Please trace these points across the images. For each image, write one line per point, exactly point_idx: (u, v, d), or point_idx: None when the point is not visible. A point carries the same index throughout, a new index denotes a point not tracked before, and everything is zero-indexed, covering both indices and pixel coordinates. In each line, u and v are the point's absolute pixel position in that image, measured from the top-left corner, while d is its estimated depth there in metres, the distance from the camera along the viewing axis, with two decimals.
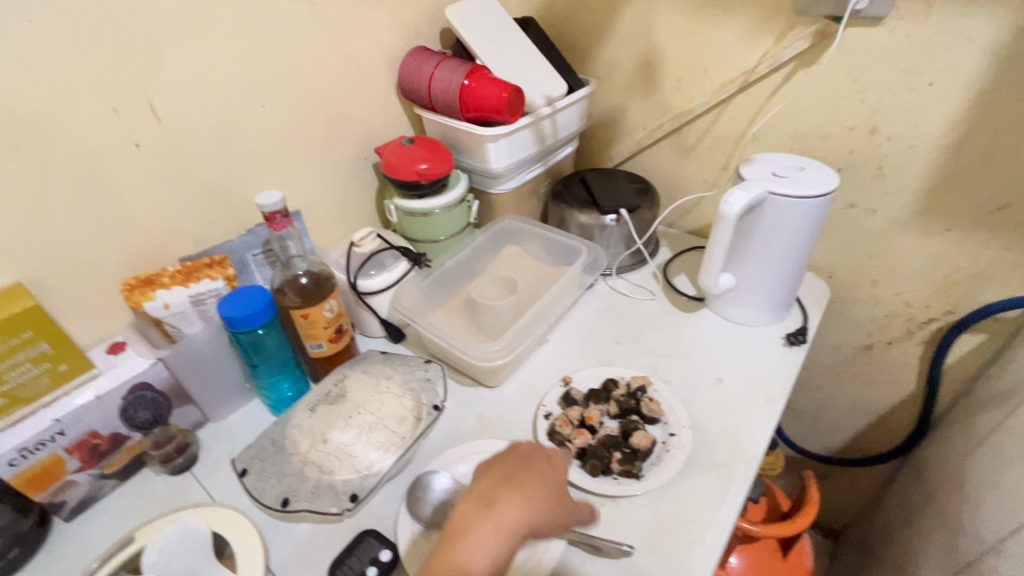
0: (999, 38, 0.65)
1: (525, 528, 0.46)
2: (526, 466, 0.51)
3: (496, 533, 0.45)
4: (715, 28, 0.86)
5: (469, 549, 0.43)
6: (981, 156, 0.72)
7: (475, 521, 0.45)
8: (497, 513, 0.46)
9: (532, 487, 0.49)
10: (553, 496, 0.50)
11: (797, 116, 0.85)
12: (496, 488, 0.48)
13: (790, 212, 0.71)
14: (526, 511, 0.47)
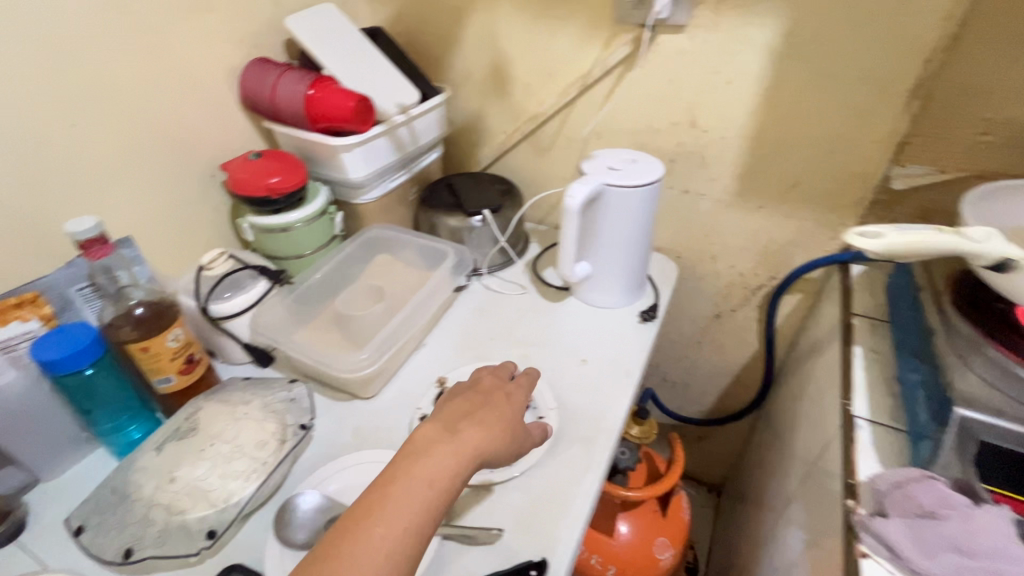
0: (771, 41, 0.77)
1: (481, 452, 0.52)
2: (487, 402, 0.58)
3: (456, 455, 0.50)
4: (551, 36, 0.93)
5: (429, 466, 0.49)
6: (775, 141, 0.85)
7: (435, 445, 0.50)
8: (459, 437, 0.52)
9: (488, 419, 0.55)
10: (508, 427, 0.56)
11: (631, 114, 0.94)
12: (458, 419, 0.54)
13: (626, 202, 0.79)
14: (483, 438, 0.53)
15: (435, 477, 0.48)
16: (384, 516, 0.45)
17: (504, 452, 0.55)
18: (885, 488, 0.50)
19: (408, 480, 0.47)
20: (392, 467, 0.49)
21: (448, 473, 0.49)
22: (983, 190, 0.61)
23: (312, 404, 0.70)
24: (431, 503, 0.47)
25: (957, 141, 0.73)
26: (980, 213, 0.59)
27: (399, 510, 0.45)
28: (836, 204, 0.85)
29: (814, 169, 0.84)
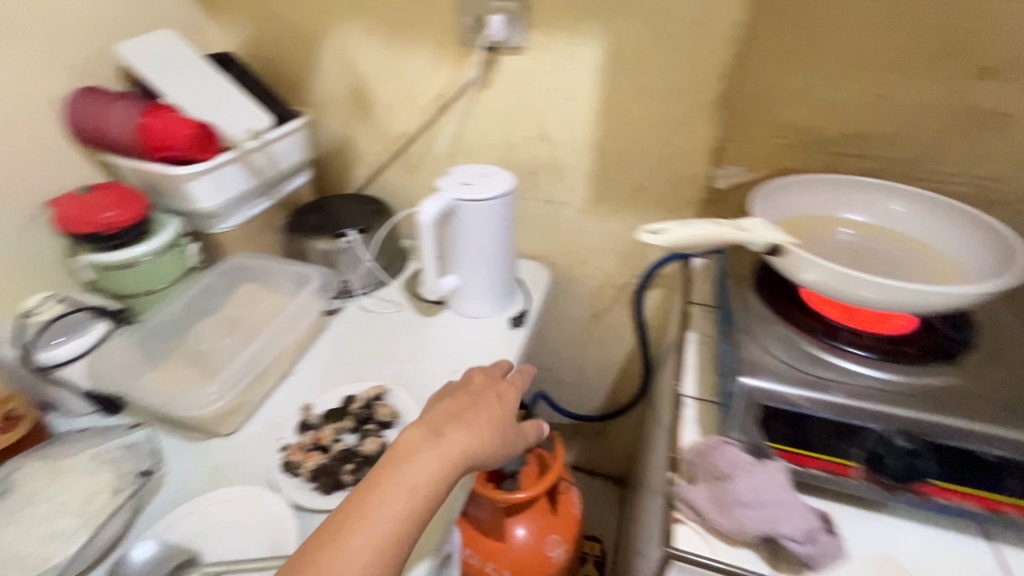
0: (600, 60, 0.84)
1: (469, 453, 0.55)
2: (477, 405, 0.61)
3: (441, 457, 0.53)
4: (405, 58, 0.95)
5: (413, 473, 0.51)
6: (617, 150, 0.92)
7: (421, 448, 0.53)
8: (444, 441, 0.54)
9: (475, 421, 0.58)
10: (497, 428, 0.59)
11: (489, 131, 0.98)
12: (444, 423, 0.57)
13: (478, 215, 0.82)
14: (470, 441, 0.55)
15: (418, 485, 0.50)
16: (364, 529, 0.47)
17: (494, 452, 0.57)
18: (693, 457, 0.55)
19: (390, 489, 0.49)
20: (375, 475, 0.51)
21: (432, 476, 0.51)
22: (773, 184, 0.69)
23: (155, 448, 0.67)
24: (411, 510, 0.49)
25: (760, 144, 0.82)
26: (770, 204, 0.67)
27: (381, 520, 0.47)
28: (676, 205, 0.93)
29: (653, 174, 0.92)
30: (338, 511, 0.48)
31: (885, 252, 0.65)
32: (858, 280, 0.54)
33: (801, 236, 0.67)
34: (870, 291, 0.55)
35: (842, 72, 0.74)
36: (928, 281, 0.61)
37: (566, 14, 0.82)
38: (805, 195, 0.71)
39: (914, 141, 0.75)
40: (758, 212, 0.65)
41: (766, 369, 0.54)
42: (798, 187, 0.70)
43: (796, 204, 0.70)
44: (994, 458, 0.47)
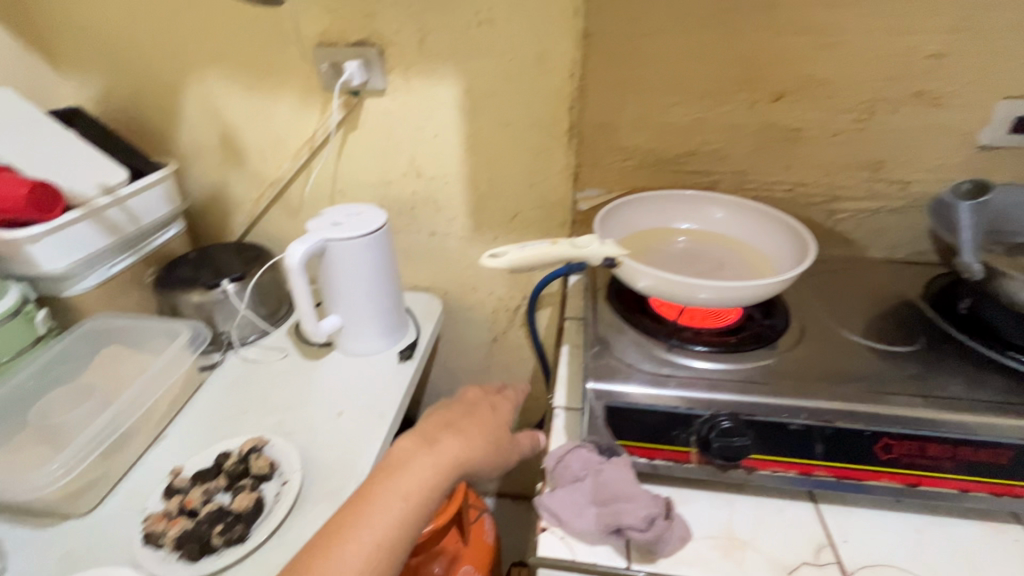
0: (458, 99, 0.89)
1: (460, 459, 0.61)
2: (471, 415, 0.67)
3: (433, 462, 0.59)
4: (270, 104, 0.95)
5: (406, 480, 0.57)
6: (488, 180, 0.96)
7: (415, 455, 0.59)
8: (438, 448, 0.60)
9: (469, 429, 0.64)
10: (488, 436, 0.65)
11: (364, 170, 1.00)
12: (438, 432, 0.63)
13: (350, 253, 0.83)
14: (461, 448, 0.62)
15: (410, 492, 0.56)
16: (360, 532, 0.53)
17: (486, 458, 0.63)
18: (553, 464, 0.57)
19: (387, 494, 0.56)
20: (373, 481, 0.57)
21: (423, 481, 0.57)
22: (616, 205, 0.76)
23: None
24: (402, 516, 0.55)
25: (610, 167, 0.90)
26: (611, 225, 0.74)
27: (377, 522, 0.54)
28: (549, 227, 0.99)
29: (523, 201, 0.97)
30: (338, 515, 0.55)
31: (712, 254, 0.74)
32: (688, 285, 0.60)
33: (641, 250, 0.74)
34: (703, 294, 0.60)
35: (667, 101, 0.83)
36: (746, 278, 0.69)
37: (420, 58, 0.86)
38: (643, 211, 0.78)
39: (735, 157, 0.85)
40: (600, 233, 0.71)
41: (613, 375, 0.58)
42: (637, 205, 0.78)
43: (635, 219, 0.78)
44: (799, 426, 0.53)
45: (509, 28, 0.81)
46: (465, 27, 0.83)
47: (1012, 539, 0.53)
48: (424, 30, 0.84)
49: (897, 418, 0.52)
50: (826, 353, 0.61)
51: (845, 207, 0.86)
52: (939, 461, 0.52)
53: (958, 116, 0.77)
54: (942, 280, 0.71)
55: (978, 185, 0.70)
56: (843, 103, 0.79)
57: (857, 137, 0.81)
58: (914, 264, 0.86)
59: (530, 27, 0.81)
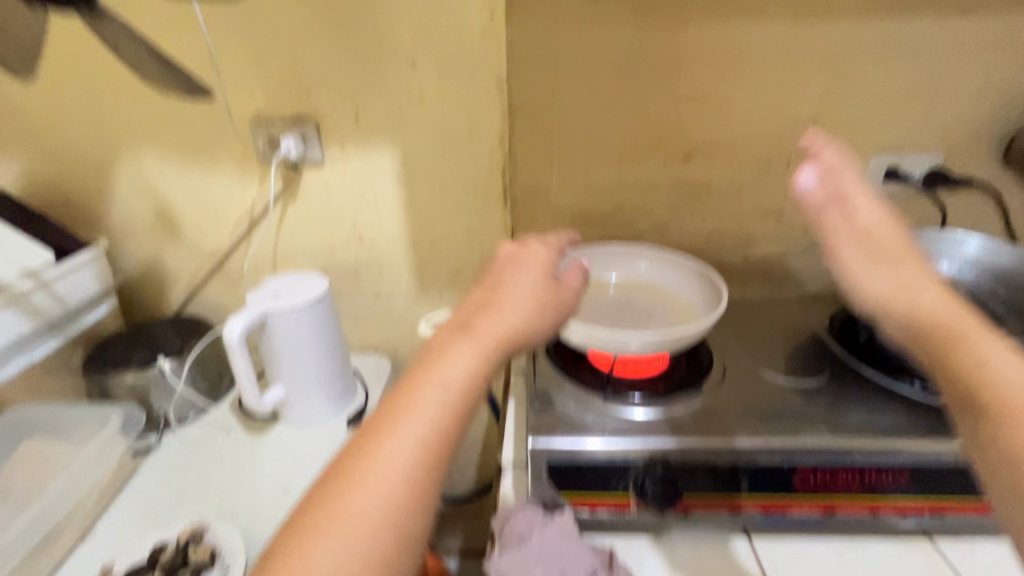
0: (395, 166, 0.93)
1: (502, 335, 0.52)
2: (502, 287, 0.57)
3: (474, 347, 0.50)
4: (207, 178, 0.96)
5: (446, 369, 0.48)
6: (429, 241, 0.99)
7: (451, 344, 0.50)
8: (474, 332, 0.52)
9: (506, 304, 0.55)
10: (529, 306, 0.55)
11: (305, 238, 1.01)
12: (472, 316, 0.54)
13: (294, 322, 0.83)
14: (498, 328, 0.52)
15: (452, 381, 0.47)
16: (403, 428, 0.45)
17: (531, 328, 0.55)
18: (500, 524, 0.58)
19: (427, 386, 0.47)
20: (408, 377, 0.48)
21: (467, 368, 0.49)
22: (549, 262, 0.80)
23: None
24: (450, 406, 0.46)
25: (544, 224, 0.96)
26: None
27: (419, 417, 0.45)
28: None
29: (465, 259, 1.00)
30: (375, 413, 0.46)
31: (638, 304, 0.79)
32: (620, 338, 0.65)
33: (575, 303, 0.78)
34: (634, 344, 0.65)
35: (590, 162, 0.90)
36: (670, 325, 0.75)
37: (356, 131, 0.90)
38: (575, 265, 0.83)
39: (656, 211, 0.93)
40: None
41: (554, 429, 0.61)
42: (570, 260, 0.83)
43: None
44: (725, 465, 0.57)
45: (439, 102, 0.87)
46: (397, 102, 0.87)
47: (920, 554, 0.58)
48: (359, 105, 0.88)
49: (810, 449, 0.57)
50: (747, 392, 0.67)
51: (758, 249, 0.95)
52: (848, 486, 0.57)
53: None
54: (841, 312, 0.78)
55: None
56: (743, 160, 0.88)
57: (759, 188, 0.90)
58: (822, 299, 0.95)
59: (460, 100, 0.86)
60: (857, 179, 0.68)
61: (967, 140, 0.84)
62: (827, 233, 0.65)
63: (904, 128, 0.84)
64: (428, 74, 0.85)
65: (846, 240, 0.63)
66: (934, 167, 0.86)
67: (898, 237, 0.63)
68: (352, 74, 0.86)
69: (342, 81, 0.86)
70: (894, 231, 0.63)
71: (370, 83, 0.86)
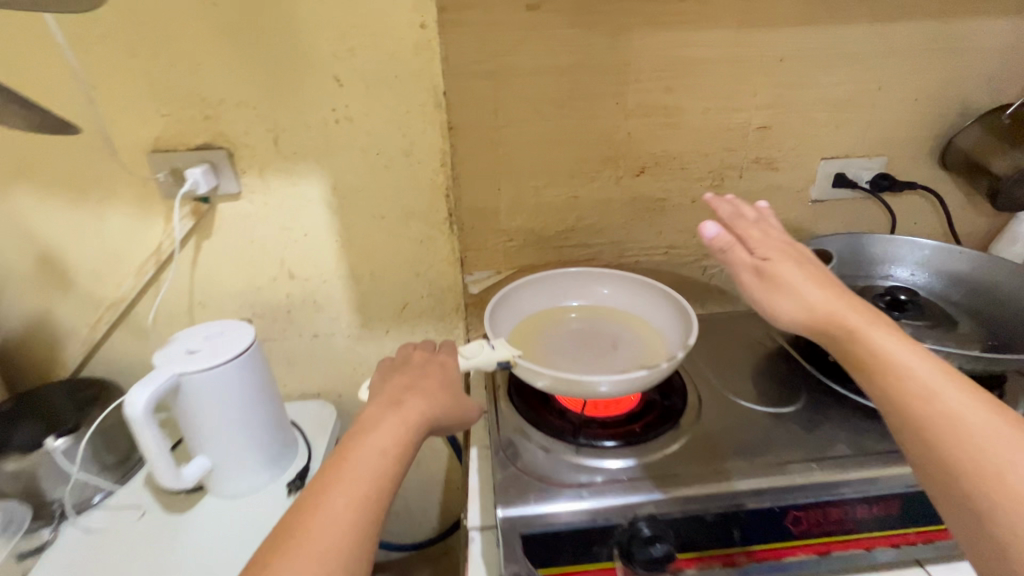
0: (324, 195, 0.83)
1: (426, 413, 0.56)
2: (426, 371, 0.62)
3: (401, 422, 0.54)
4: (100, 218, 0.82)
5: (377, 440, 0.51)
6: (370, 275, 0.90)
7: (381, 418, 0.54)
8: (403, 407, 0.56)
9: (428, 385, 0.59)
10: (449, 390, 0.60)
11: (226, 278, 0.89)
12: (402, 393, 0.58)
13: (213, 384, 0.71)
14: (424, 401, 0.57)
15: (383, 449, 0.51)
16: (339, 492, 0.47)
17: (450, 410, 0.59)
18: None
19: (361, 453, 0.50)
20: (343, 448, 0.51)
21: (395, 440, 0.52)
22: (502, 295, 0.73)
23: None
24: (380, 475, 0.49)
25: (495, 249, 0.89)
26: (500, 319, 0.72)
27: (354, 482, 0.48)
28: (442, 314, 0.94)
29: (411, 291, 0.92)
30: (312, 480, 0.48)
31: (603, 333, 0.73)
32: (587, 381, 0.59)
33: (533, 338, 0.72)
34: (603, 386, 0.59)
35: (539, 182, 0.84)
36: (638, 356, 0.69)
37: (276, 158, 0.80)
38: (532, 295, 0.77)
39: (611, 228, 0.88)
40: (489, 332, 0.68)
41: (525, 492, 0.55)
42: (525, 290, 0.76)
43: (525, 305, 0.76)
44: (715, 516, 0.52)
45: (369, 123, 0.77)
46: (321, 123, 0.77)
47: None
48: (276, 129, 0.77)
49: (799, 487, 0.53)
50: (725, 425, 0.62)
51: (715, 262, 0.93)
52: (842, 522, 0.53)
53: (791, 175, 0.86)
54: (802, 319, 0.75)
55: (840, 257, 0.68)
56: (696, 172, 0.85)
57: (713, 200, 0.87)
58: None
59: (392, 120, 0.77)
60: (737, 211, 0.62)
61: (909, 144, 0.85)
62: (730, 267, 0.56)
63: (851, 134, 0.84)
64: (354, 91, 0.75)
65: (750, 271, 0.55)
66: (879, 172, 0.86)
67: (793, 247, 0.58)
68: (265, 94, 0.75)
69: (253, 102, 0.75)
70: (787, 243, 0.58)
71: (287, 104, 0.76)
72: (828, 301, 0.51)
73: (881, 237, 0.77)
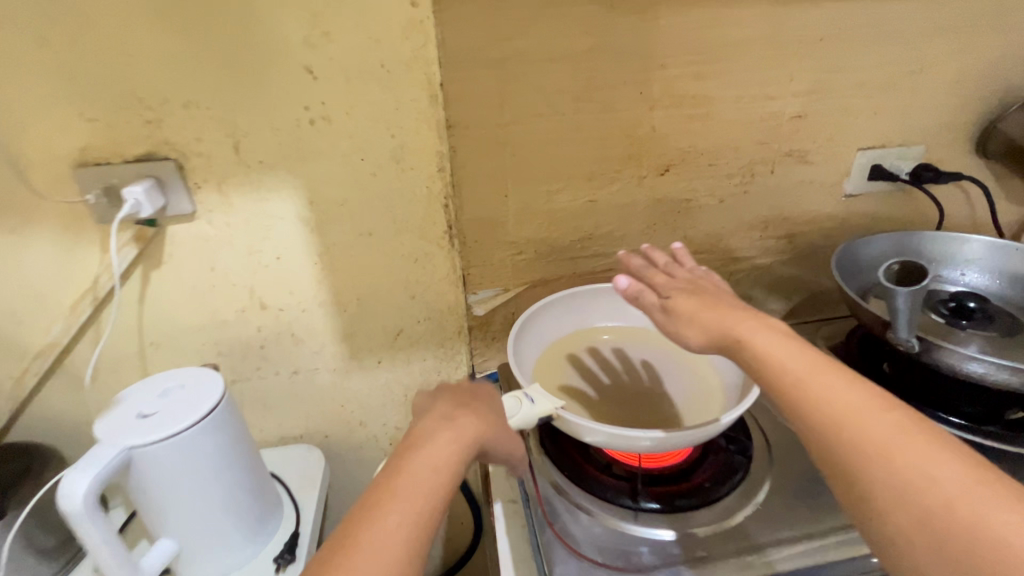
0: (299, 211, 0.69)
1: (479, 433, 0.50)
2: (475, 390, 0.55)
3: (454, 438, 0.48)
4: (16, 250, 0.66)
5: (430, 455, 0.45)
6: (357, 301, 0.77)
7: (433, 432, 0.48)
8: (455, 422, 0.49)
9: (480, 403, 0.53)
10: (501, 411, 0.54)
11: (184, 313, 0.74)
12: (454, 408, 0.52)
13: (172, 458, 0.59)
14: (474, 419, 0.50)
15: (437, 468, 0.45)
16: (388, 512, 0.40)
17: (501, 434, 0.52)
18: None
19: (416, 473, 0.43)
20: (396, 460, 0.45)
21: (449, 457, 0.46)
22: (527, 318, 0.69)
23: None
24: (434, 494, 0.43)
25: (502, 264, 0.78)
26: (526, 344, 0.68)
27: (408, 501, 0.41)
28: (441, 339, 0.82)
29: (406, 316, 0.79)
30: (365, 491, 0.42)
31: (645, 366, 0.69)
32: (629, 434, 0.52)
33: (564, 368, 0.68)
34: (646, 439, 0.51)
35: (551, 187, 0.73)
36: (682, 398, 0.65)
37: (238, 168, 0.66)
38: (559, 315, 0.72)
39: (631, 235, 0.78)
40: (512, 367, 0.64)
41: None
42: (553, 310, 0.72)
43: (553, 327, 0.72)
44: None
45: (351, 123, 0.64)
46: (292, 126, 0.64)
47: None
48: (236, 133, 0.63)
49: None
50: (801, 471, 0.55)
51: (742, 266, 0.84)
52: None
53: (825, 169, 0.78)
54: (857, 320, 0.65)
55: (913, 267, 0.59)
56: (725, 169, 0.76)
57: (742, 199, 0.79)
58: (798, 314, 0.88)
59: (379, 119, 0.65)
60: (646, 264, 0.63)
61: (948, 131, 0.78)
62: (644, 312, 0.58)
63: (890, 121, 0.76)
64: (332, 86, 0.62)
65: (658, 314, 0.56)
66: (918, 162, 0.79)
67: (698, 281, 0.59)
68: (220, 92, 0.61)
69: (205, 101, 0.61)
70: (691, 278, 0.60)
71: (249, 102, 0.62)
72: (732, 333, 0.50)
73: (943, 233, 0.71)
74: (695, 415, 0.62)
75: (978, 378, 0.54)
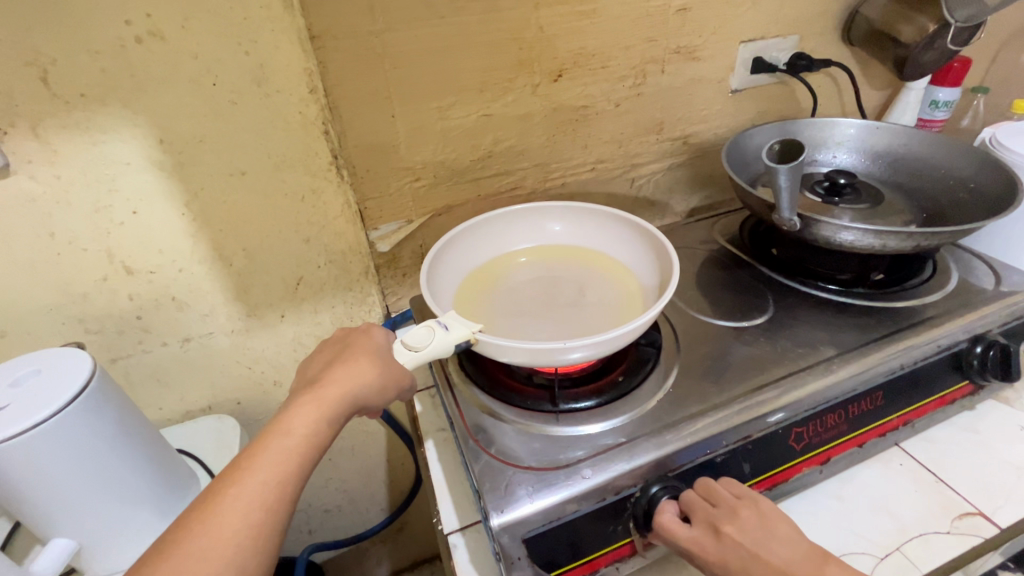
0: (149, 154, 0.59)
1: (345, 390, 0.48)
2: (350, 344, 0.54)
3: (314, 400, 0.47)
4: None
5: (286, 422, 0.46)
6: (243, 252, 0.69)
7: (296, 398, 0.48)
8: (319, 385, 0.49)
9: (352, 358, 0.51)
10: (378, 360, 0.51)
11: (26, 291, 0.63)
12: (322, 370, 0.51)
13: (38, 453, 0.51)
14: (320, 407, 0.47)
15: (292, 432, 0.45)
16: (202, 542, 0.39)
17: (376, 384, 0.50)
18: None
19: (239, 489, 0.41)
20: (219, 478, 0.43)
21: (307, 422, 0.46)
22: (443, 244, 0.66)
23: None
24: (287, 459, 0.44)
25: (401, 193, 0.73)
26: (447, 268, 0.66)
27: (226, 527, 0.39)
28: (347, 281, 0.77)
29: (304, 262, 0.73)
30: (179, 517, 0.40)
31: (562, 273, 0.68)
32: (540, 348, 0.51)
33: (488, 288, 0.66)
34: (577, 352, 0.51)
35: (442, 102, 0.68)
36: (607, 300, 0.63)
37: (53, 104, 0.54)
38: (481, 240, 0.70)
39: (531, 149, 0.76)
40: (432, 282, 0.62)
41: (507, 491, 0.46)
42: (473, 234, 0.70)
43: (472, 250, 0.70)
44: (724, 455, 0.50)
45: (191, 40, 0.54)
46: (115, 47, 0.52)
47: (899, 465, 0.57)
48: (39, 59, 0.51)
49: (800, 403, 0.52)
50: (706, 354, 0.59)
51: (642, 172, 0.85)
52: (838, 427, 0.53)
53: (712, 65, 0.79)
54: (745, 205, 0.68)
55: (789, 144, 0.62)
56: (616, 71, 0.74)
57: (638, 102, 0.78)
58: (696, 214, 0.92)
59: (227, 34, 0.55)
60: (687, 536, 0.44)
61: (818, 21, 0.81)
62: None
63: (768, 12, 0.77)
64: None
65: None
66: (794, 52, 0.82)
67: (720, 517, 0.44)
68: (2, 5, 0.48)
69: None
70: (723, 539, 0.43)
71: (47, 16, 0.50)
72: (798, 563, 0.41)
73: (814, 120, 0.76)
74: (622, 297, 0.63)
75: (848, 244, 0.59)
